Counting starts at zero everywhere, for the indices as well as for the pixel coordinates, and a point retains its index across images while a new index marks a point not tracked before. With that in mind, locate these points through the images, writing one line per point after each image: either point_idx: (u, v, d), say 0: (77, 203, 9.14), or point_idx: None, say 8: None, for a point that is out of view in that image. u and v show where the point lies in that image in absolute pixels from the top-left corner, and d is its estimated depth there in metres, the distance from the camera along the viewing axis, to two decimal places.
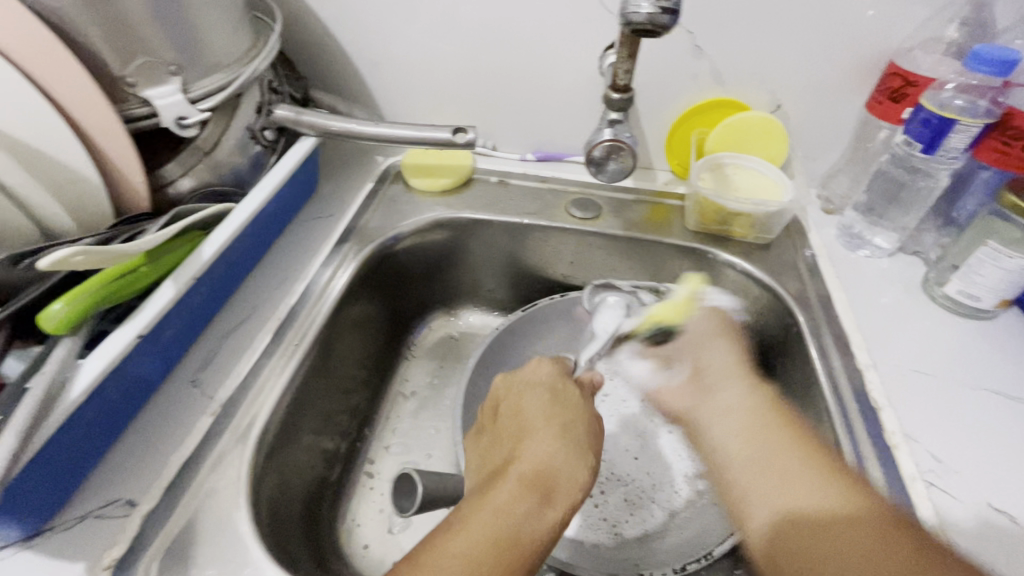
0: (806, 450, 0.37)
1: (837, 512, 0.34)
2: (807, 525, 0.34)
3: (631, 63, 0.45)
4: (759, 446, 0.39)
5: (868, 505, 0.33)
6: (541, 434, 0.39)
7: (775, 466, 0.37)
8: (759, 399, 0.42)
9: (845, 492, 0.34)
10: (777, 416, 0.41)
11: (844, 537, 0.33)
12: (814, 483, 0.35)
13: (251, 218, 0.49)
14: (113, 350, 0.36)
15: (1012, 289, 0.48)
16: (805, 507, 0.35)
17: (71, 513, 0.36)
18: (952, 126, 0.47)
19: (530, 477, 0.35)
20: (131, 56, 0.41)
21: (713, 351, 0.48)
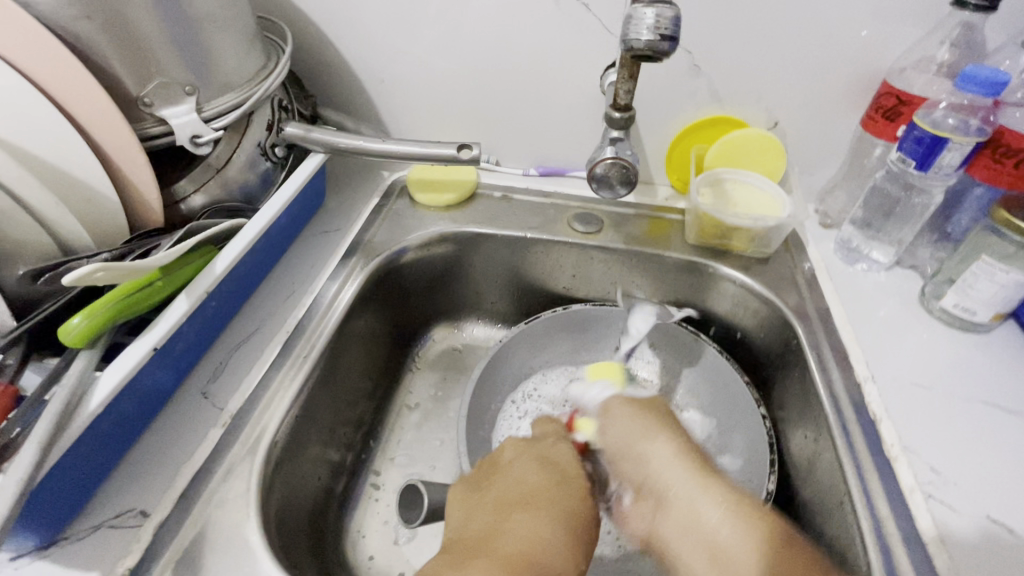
0: (727, 506, 0.40)
1: (751, 559, 0.37)
2: (750, 573, 0.36)
3: (632, 84, 0.46)
4: (697, 514, 0.41)
5: (769, 532, 0.38)
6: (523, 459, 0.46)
7: (705, 537, 0.40)
8: (678, 454, 0.44)
9: (761, 540, 0.37)
10: (700, 480, 0.42)
11: None
12: (742, 549, 0.37)
13: (261, 233, 0.50)
14: (130, 362, 0.37)
15: (1006, 303, 0.49)
16: (739, 563, 0.37)
17: (86, 522, 0.37)
18: (945, 144, 0.48)
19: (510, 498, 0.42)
20: (149, 78, 0.43)
21: (614, 426, 0.48)
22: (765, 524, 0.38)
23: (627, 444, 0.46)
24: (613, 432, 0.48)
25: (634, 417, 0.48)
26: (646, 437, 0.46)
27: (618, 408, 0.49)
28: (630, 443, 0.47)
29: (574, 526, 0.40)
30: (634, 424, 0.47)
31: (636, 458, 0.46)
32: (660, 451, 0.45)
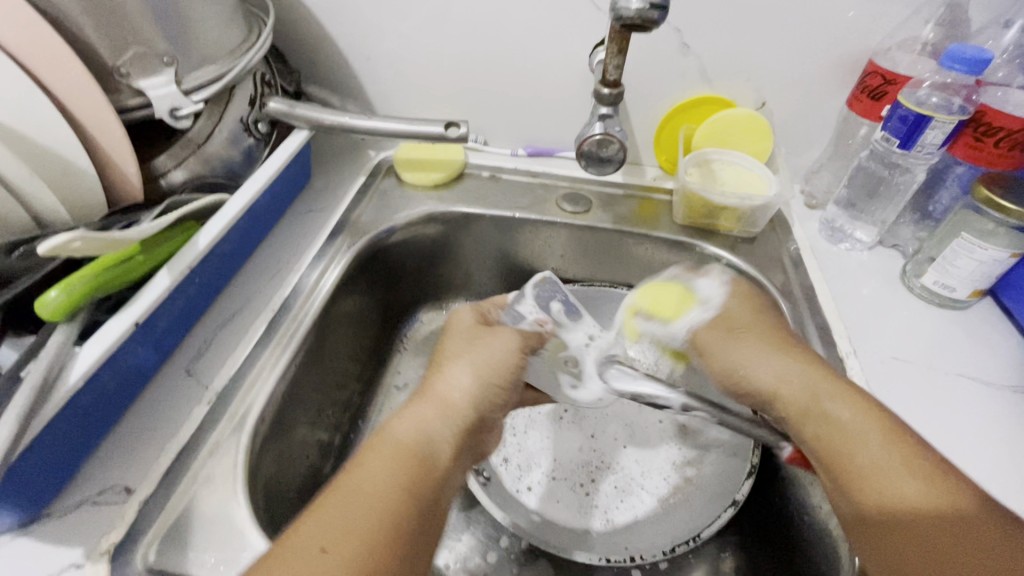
0: (900, 452, 0.35)
1: (922, 507, 0.32)
2: (923, 525, 0.32)
3: (621, 59, 0.46)
4: (864, 454, 0.35)
5: (974, 506, 0.32)
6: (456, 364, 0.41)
7: (875, 473, 0.35)
8: (853, 399, 0.38)
9: (933, 486, 0.33)
10: (874, 419, 0.37)
11: (943, 534, 0.31)
12: (913, 480, 0.33)
13: (245, 209, 0.49)
14: (110, 338, 0.36)
15: (984, 279, 0.51)
16: (901, 504, 0.33)
17: (67, 500, 0.36)
18: (928, 122, 0.48)
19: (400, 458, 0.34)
20: (125, 47, 0.42)
21: (765, 367, 0.43)
22: (945, 483, 0.33)
23: (799, 377, 0.41)
24: (786, 385, 0.41)
25: (773, 350, 0.43)
26: (825, 391, 0.39)
27: (739, 340, 0.45)
28: (748, 370, 0.44)
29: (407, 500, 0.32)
30: (744, 347, 0.45)
31: (808, 398, 0.40)
32: (781, 364, 0.42)
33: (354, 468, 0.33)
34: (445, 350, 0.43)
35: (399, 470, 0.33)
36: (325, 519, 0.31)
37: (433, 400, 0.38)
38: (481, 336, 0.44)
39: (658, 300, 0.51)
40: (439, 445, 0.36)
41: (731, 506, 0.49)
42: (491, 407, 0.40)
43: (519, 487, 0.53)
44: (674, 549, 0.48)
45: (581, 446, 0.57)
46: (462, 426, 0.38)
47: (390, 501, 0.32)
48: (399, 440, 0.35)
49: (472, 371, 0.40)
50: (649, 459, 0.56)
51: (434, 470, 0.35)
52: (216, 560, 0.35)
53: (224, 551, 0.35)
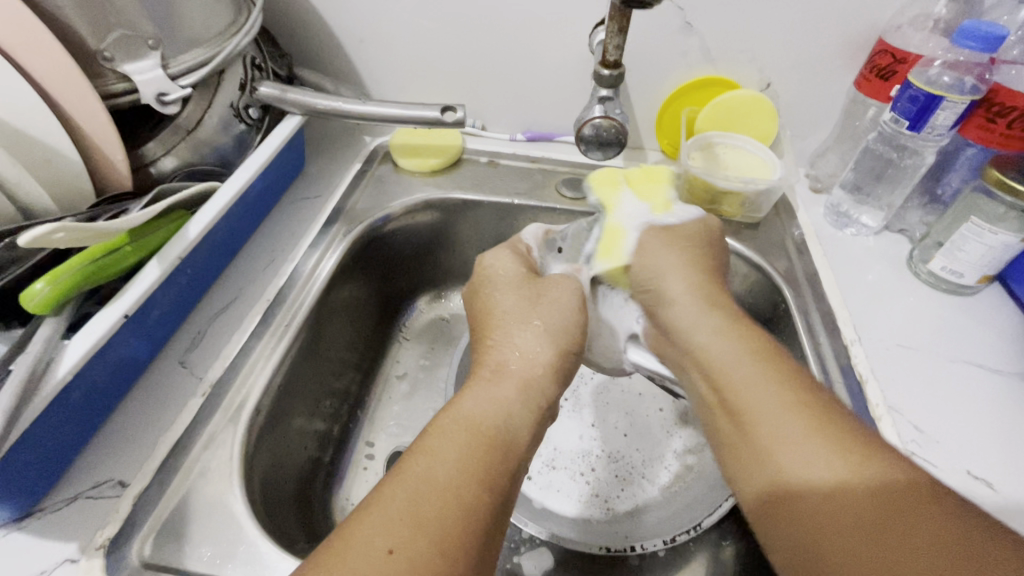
0: (790, 403, 0.33)
1: (816, 473, 0.30)
2: (805, 488, 0.30)
3: (622, 38, 0.45)
4: (759, 409, 0.34)
5: (874, 469, 0.29)
6: (522, 330, 0.41)
7: (772, 430, 0.33)
8: (756, 341, 0.38)
9: (832, 451, 0.30)
10: (778, 381, 0.35)
11: (828, 502, 0.29)
12: (798, 434, 0.31)
13: (237, 196, 0.48)
14: (99, 330, 0.36)
15: (993, 264, 0.49)
16: (790, 469, 0.31)
17: (61, 494, 0.36)
18: (939, 102, 0.47)
19: (480, 437, 0.32)
20: (108, 30, 0.40)
21: (677, 281, 0.45)
22: (856, 452, 0.30)
23: (697, 304, 0.42)
24: (688, 308, 0.43)
25: (691, 262, 0.46)
26: (727, 332, 0.39)
27: (674, 248, 0.47)
28: (659, 278, 0.46)
29: (489, 479, 0.31)
30: (673, 259, 0.46)
31: (699, 328, 0.41)
32: (675, 283, 0.45)
33: (422, 454, 0.31)
34: (502, 313, 0.43)
35: (474, 461, 0.31)
36: (392, 510, 0.28)
37: (512, 379, 0.37)
38: (542, 297, 0.44)
39: (645, 179, 0.55)
40: (516, 430, 0.34)
41: (733, 495, 0.48)
42: (563, 378, 0.41)
43: None
44: (675, 538, 0.47)
45: (581, 435, 0.56)
46: (540, 407, 0.37)
47: (468, 499, 0.29)
48: (472, 425, 0.33)
49: (544, 339, 0.41)
50: (649, 447, 0.56)
51: (510, 457, 0.33)
52: (212, 553, 0.35)
53: (221, 544, 0.35)
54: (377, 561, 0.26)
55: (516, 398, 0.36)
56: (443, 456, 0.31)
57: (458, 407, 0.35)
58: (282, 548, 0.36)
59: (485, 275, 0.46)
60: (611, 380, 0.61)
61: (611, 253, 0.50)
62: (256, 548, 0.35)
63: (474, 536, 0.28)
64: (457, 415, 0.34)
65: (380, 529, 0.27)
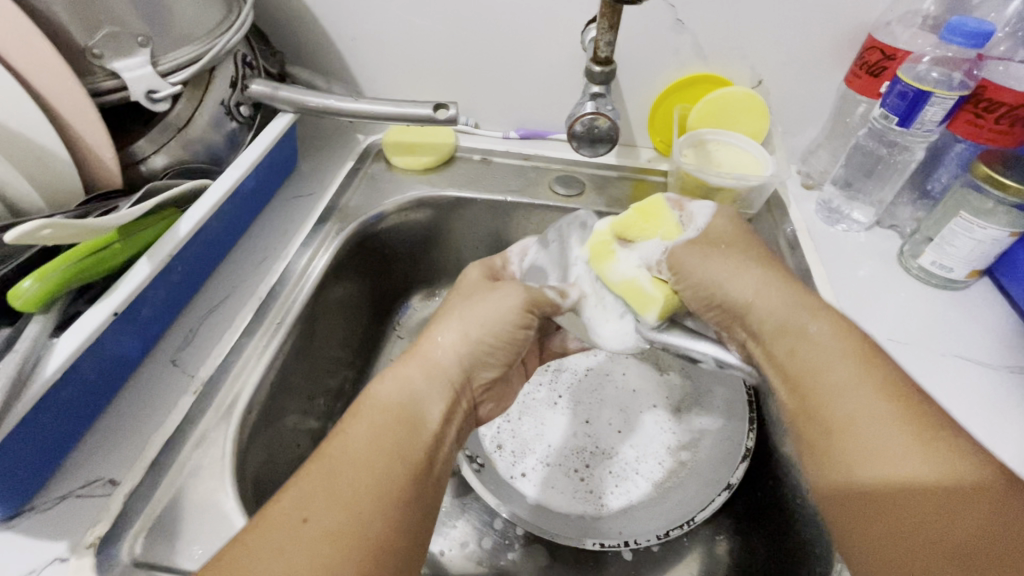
0: (883, 406, 0.33)
1: (915, 483, 0.30)
2: (899, 499, 0.30)
3: (613, 35, 0.45)
4: (847, 417, 0.33)
5: (968, 474, 0.30)
6: (452, 308, 0.41)
7: (867, 438, 0.32)
8: (839, 338, 0.37)
9: (929, 458, 0.30)
10: (870, 374, 0.35)
11: (922, 510, 0.30)
12: (895, 444, 0.31)
13: (229, 194, 0.48)
14: (88, 328, 0.35)
15: (982, 259, 0.50)
16: (885, 478, 0.31)
17: (51, 493, 0.36)
18: (928, 98, 0.47)
19: (388, 419, 0.32)
20: (97, 27, 0.40)
21: (745, 280, 0.41)
22: (948, 453, 0.31)
23: (779, 308, 0.40)
24: (766, 296, 0.40)
25: (745, 264, 0.42)
26: (813, 319, 0.38)
27: (719, 253, 0.43)
28: (726, 281, 0.42)
29: (395, 459, 0.31)
30: (725, 264, 0.42)
31: (781, 332, 0.39)
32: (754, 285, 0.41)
33: (338, 436, 0.32)
34: (439, 300, 0.43)
35: (382, 437, 0.31)
36: (303, 493, 0.29)
37: (420, 357, 0.37)
38: (479, 288, 0.42)
39: (642, 216, 0.45)
40: (427, 408, 0.34)
41: (726, 490, 0.49)
42: (481, 364, 0.38)
43: (514, 473, 0.53)
44: (668, 532, 0.48)
45: (575, 431, 0.56)
46: (447, 389, 0.36)
47: (377, 470, 0.30)
48: (382, 406, 0.33)
49: (461, 322, 0.38)
50: (643, 443, 0.55)
51: (420, 435, 0.33)
52: (204, 551, 0.35)
53: (213, 542, 0.35)
54: (291, 531, 0.27)
55: (440, 371, 0.36)
56: (358, 443, 0.31)
57: (377, 386, 0.35)
58: None
59: (452, 280, 0.46)
60: (605, 376, 0.61)
61: (643, 305, 0.42)
62: None
63: (389, 518, 0.29)
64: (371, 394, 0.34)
65: (294, 513, 0.28)
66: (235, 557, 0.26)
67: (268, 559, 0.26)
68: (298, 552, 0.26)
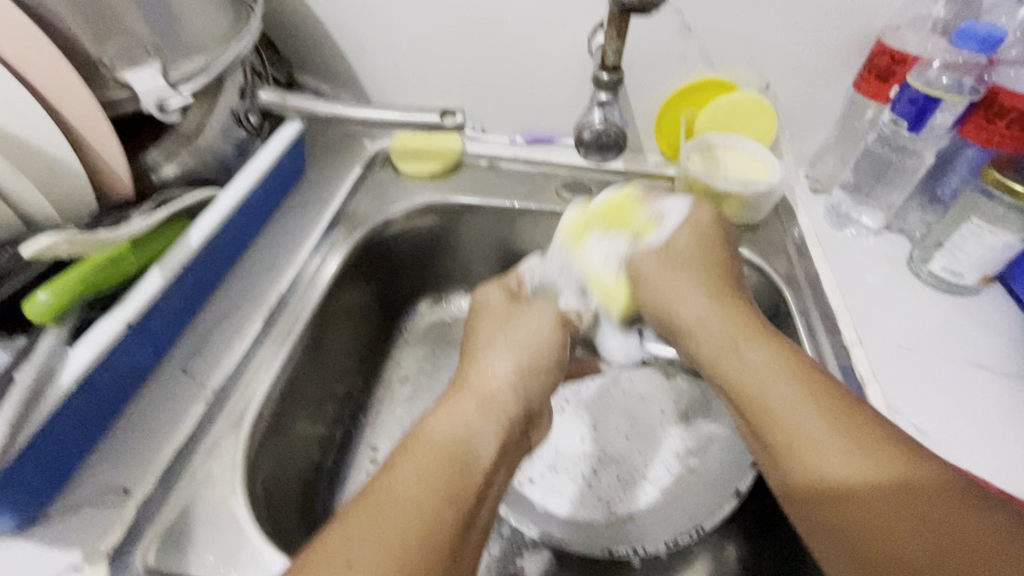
0: (818, 408, 0.33)
1: (858, 484, 0.31)
2: (840, 500, 0.31)
3: (620, 42, 0.45)
4: (786, 420, 0.34)
5: (914, 474, 0.30)
6: (494, 346, 0.40)
7: (804, 440, 0.33)
8: (773, 348, 0.37)
9: (867, 460, 0.31)
10: (806, 386, 0.35)
11: (866, 505, 0.30)
12: (832, 445, 0.32)
13: (238, 203, 0.48)
14: (101, 339, 0.36)
15: (992, 264, 0.49)
16: (826, 481, 0.31)
17: (65, 501, 0.36)
18: (936, 104, 0.48)
19: (444, 455, 0.33)
20: (109, 39, 0.40)
21: (690, 303, 0.41)
22: (897, 455, 0.31)
23: (716, 320, 0.40)
24: (707, 325, 0.40)
25: (698, 285, 0.41)
26: (746, 339, 0.38)
27: (673, 272, 0.42)
28: (670, 303, 0.41)
29: (451, 504, 0.31)
30: (672, 281, 0.42)
31: (720, 343, 0.39)
32: (690, 304, 0.41)
33: (388, 474, 0.32)
34: (480, 330, 0.42)
35: (434, 478, 0.31)
36: (355, 535, 0.28)
37: (472, 394, 0.37)
38: (516, 315, 0.42)
39: (613, 215, 0.46)
40: (479, 448, 0.34)
41: (733, 498, 0.48)
42: (532, 394, 0.39)
43: (521, 479, 0.53)
44: (676, 540, 0.47)
45: (583, 437, 0.56)
46: (501, 424, 0.36)
47: (425, 512, 0.30)
48: (434, 443, 0.33)
49: (510, 355, 0.39)
50: (650, 449, 0.55)
51: (474, 475, 0.33)
52: (216, 560, 0.35)
53: (225, 551, 0.35)
54: (336, 574, 0.27)
55: (490, 413, 0.36)
56: (414, 483, 0.31)
57: (425, 427, 0.34)
58: (286, 554, 0.36)
59: (471, 306, 0.45)
60: (613, 382, 0.61)
61: (609, 301, 0.45)
62: (260, 554, 0.35)
63: (439, 566, 0.28)
64: (422, 435, 0.34)
65: (345, 556, 0.27)
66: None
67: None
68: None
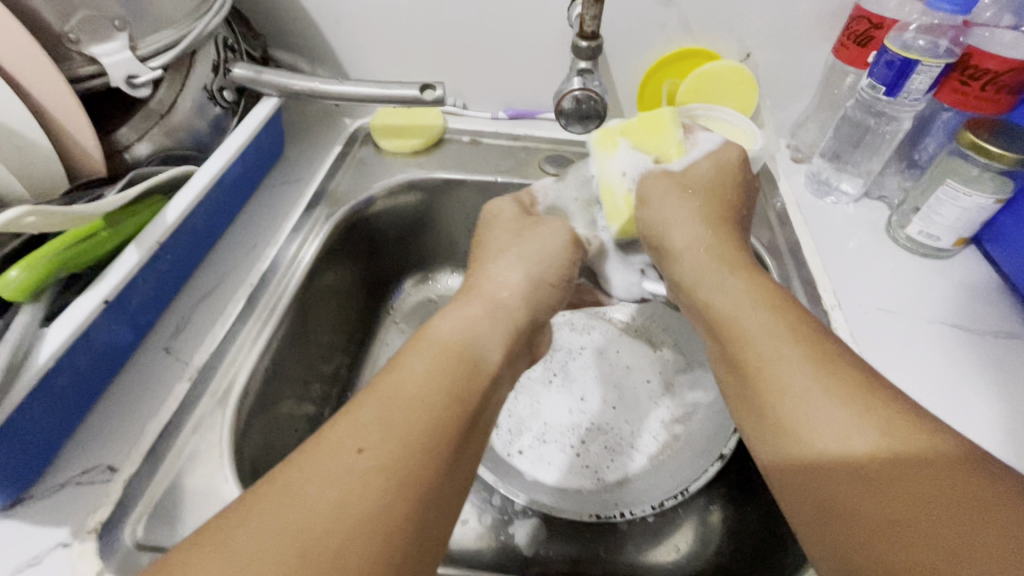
0: (810, 358, 0.31)
1: (851, 449, 0.27)
2: (831, 465, 0.28)
3: (598, 8, 0.45)
4: (775, 369, 0.32)
5: (921, 443, 0.27)
6: (505, 259, 0.42)
7: (797, 393, 0.30)
8: (769, 297, 0.36)
9: (866, 420, 0.28)
10: (805, 344, 0.32)
11: (861, 472, 0.27)
12: (826, 402, 0.29)
13: (215, 180, 0.47)
14: (78, 317, 0.35)
15: (967, 227, 0.50)
16: (820, 444, 0.28)
17: (51, 481, 0.36)
18: (914, 66, 0.47)
19: (453, 351, 0.33)
20: (71, 10, 0.39)
21: (684, 230, 0.42)
22: (897, 419, 0.27)
23: (710, 257, 0.40)
24: (695, 251, 0.41)
25: (699, 215, 0.43)
26: (732, 269, 0.39)
27: (684, 195, 0.44)
28: (670, 228, 0.43)
29: (455, 400, 0.31)
30: (682, 203, 0.43)
31: (709, 272, 0.39)
32: (683, 234, 0.42)
33: (397, 369, 0.32)
34: (490, 245, 0.44)
35: (442, 376, 0.31)
36: (363, 420, 0.28)
37: (481, 301, 0.38)
38: (528, 227, 0.45)
39: (647, 128, 0.47)
40: (486, 349, 0.35)
41: (719, 460, 0.48)
42: (540, 307, 0.41)
43: (511, 450, 0.54)
44: (663, 503, 0.48)
45: (571, 409, 0.57)
46: (510, 328, 0.37)
47: (435, 408, 0.29)
48: (444, 340, 0.34)
49: (520, 266, 0.41)
50: (637, 418, 0.56)
51: (481, 374, 0.33)
52: None
53: None
54: (346, 462, 0.26)
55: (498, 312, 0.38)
56: (420, 377, 0.31)
57: (432, 326, 0.35)
58: None
59: (483, 216, 0.48)
60: (599, 354, 0.61)
61: (612, 214, 0.47)
62: None
63: (440, 455, 0.28)
64: (426, 333, 0.35)
65: (352, 438, 0.27)
66: (288, 483, 0.26)
67: (322, 483, 0.25)
68: (354, 482, 0.25)
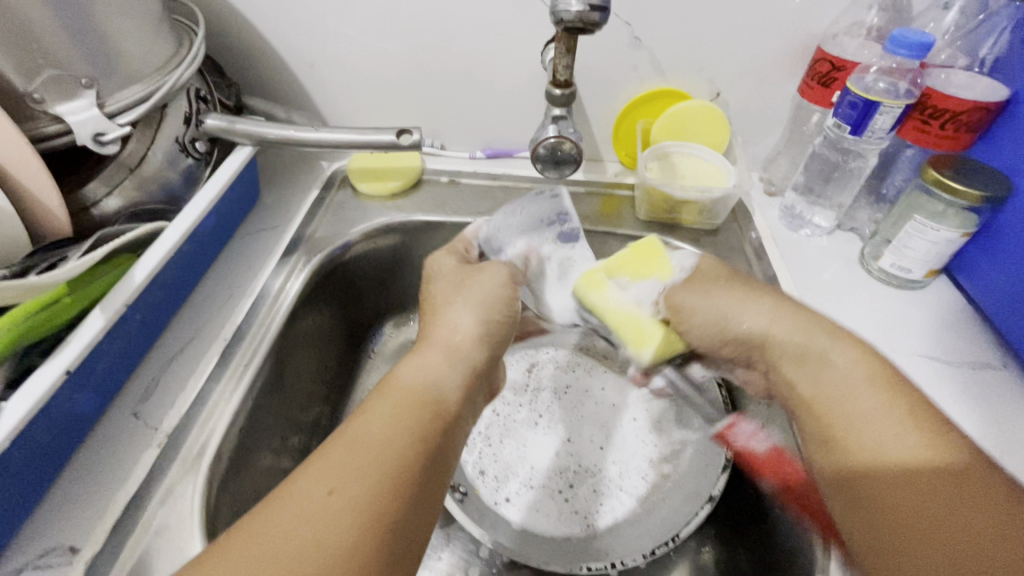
0: (879, 394, 0.35)
1: (904, 465, 0.32)
2: (888, 487, 0.32)
3: (570, 58, 0.45)
4: (842, 408, 0.36)
5: (959, 455, 0.31)
6: (456, 304, 0.41)
7: (859, 427, 0.34)
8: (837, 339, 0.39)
9: (921, 441, 0.32)
10: (874, 379, 0.36)
11: (917, 486, 0.31)
12: (886, 428, 0.33)
13: (186, 235, 0.46)
14: (37, 390, 0.34)
15: (937, 259, 0.52)
16: (879, 466, 0.33)
17: (6, 566, 0.34)
18: (877, 108, 0.49)
19: (414, 393, 0.33)
20: (37, 70, 0.38)
21: (752, 313, 0.43)
22: (946, 443, 0.32)
23: (786, 318, 0.42)
24: (777, 323, 0.42)
25: (750, 291, 0.44)
26: (833, 336, 0.39)
27: (718, 289, 0.45)
28: (724, 321, 0.44)
29: (423, 438, 0.30)
30: (726, 301, 0.44)
31: (787, 337, 0.41)
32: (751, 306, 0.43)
33: (361, 412, 0.31)
34: (435, 296, 0.43)
35: (407, 415, 0.31)
36: (333, 460, 0.28)
37: (437, 346, 0.37)
38: (469, 278, 0.44)
39: (638, 258, 0.49)
40: (449, 392, 0.34)
41: (708, 503, 0.49)
42: (492, 348, 0.40)
43: (497, 499, 0.53)
44: (654, 551, 0.48)
45: (557, 450, 0.56)
46: (468, 368, 0.37)
47: (404, 447, 0.29)
48: (404, 385, 0.33)
49: (472, 311, 0.40)
50: (626, 458, 0.55)
51: (445, 415, 0.33)
52: None
53: None
54: (319, 501, 0.26)
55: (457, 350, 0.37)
56: (385, 416, 0.30)
57: (395, 372, 0.35)
58: None
59: (425, 273, 0.47)
60: (584, 393, 0.61)
61: (640, 343, 0.46)
62: None
63: (413, 491, 0.28)
64: (390, 380, 0.34)
65: (321, 481, 0.27)
66: (259, 526, 0.25)
67: (295, 522, 0.25)
68: (326, 518, 0.25)
